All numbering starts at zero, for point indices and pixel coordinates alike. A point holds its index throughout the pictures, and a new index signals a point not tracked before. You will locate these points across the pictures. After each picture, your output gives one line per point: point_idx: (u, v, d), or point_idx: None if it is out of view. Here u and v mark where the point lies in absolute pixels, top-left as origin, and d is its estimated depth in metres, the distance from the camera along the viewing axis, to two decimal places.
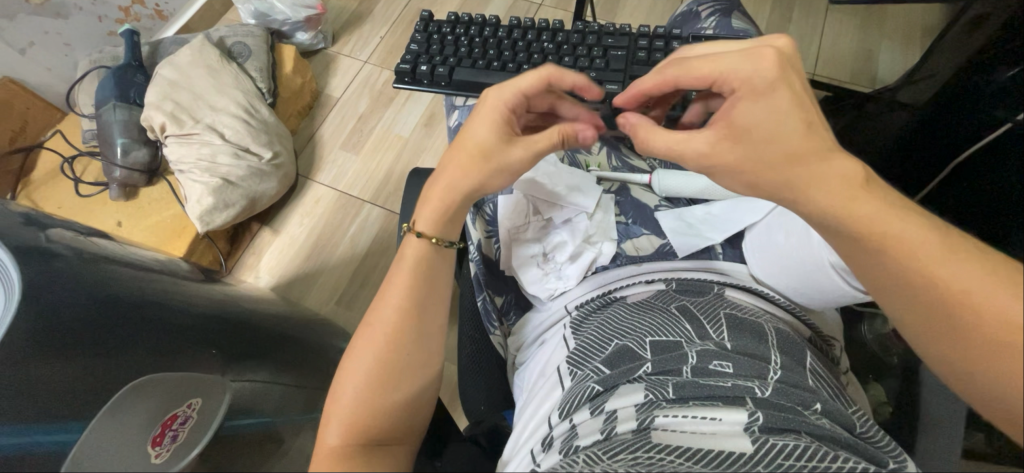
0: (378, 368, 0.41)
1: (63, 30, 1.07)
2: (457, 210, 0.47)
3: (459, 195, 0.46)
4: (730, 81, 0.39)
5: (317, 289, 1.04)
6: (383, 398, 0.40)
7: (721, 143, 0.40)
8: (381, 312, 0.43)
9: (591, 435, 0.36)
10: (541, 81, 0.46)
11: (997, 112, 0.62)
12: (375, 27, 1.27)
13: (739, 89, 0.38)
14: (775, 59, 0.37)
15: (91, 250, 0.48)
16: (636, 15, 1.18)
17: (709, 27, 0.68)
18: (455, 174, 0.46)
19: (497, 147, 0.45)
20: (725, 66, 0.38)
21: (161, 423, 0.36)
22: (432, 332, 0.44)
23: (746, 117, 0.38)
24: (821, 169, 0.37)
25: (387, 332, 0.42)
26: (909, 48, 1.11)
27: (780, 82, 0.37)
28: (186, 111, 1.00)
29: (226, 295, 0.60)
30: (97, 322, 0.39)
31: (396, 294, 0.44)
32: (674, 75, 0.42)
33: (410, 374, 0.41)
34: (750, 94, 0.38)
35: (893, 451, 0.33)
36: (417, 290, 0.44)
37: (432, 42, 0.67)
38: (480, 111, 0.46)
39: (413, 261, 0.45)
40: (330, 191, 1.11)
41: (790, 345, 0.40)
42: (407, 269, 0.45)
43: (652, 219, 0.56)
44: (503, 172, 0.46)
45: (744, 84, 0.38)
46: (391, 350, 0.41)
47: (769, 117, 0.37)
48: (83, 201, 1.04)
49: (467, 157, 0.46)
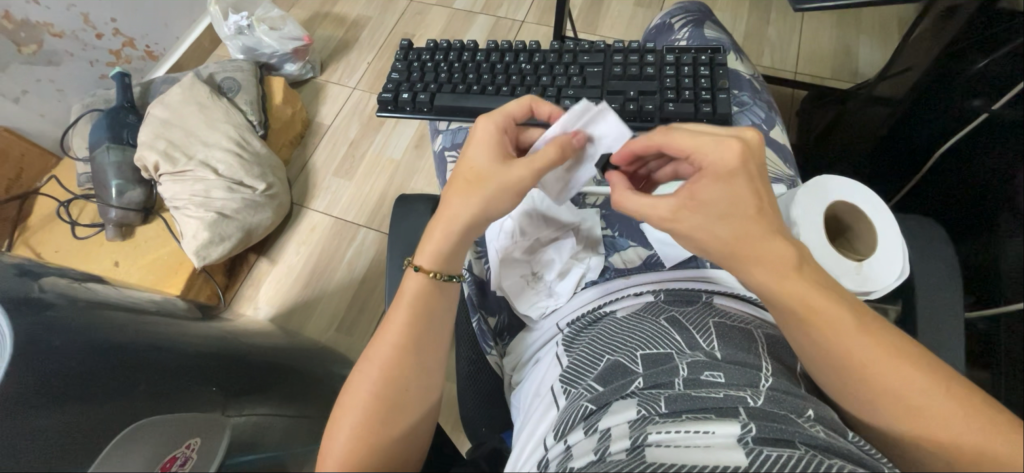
0: (375, 406, 0.40)
1: (55, 77, 1.09)
2: (455, 244, 0.45)
3: (460, 227, 0.44)
4: (700, 158, 0.40)
5: (317, 316, 1.04)
6: (379, 434, 0.39)
7: (681, 211, 0.40)
8: (378, 349, 0.43)
9: (586, 456, 0.36)
10: (524, 109, 0.48)
11: (974, 101, 0.61)
12: (362, 53, 1.29)
13: (705, 167, 0.39)
14: (744, 149, 0.38)
15: (85, 296, 0.48)
16: (616, 27, 1.20)
17: (682, 38, 0.70)
18: (451, 206, 0.44)
19: (489, 172, 0.44)
20: (698, 144, 0.39)
21: (161, 466, 0.34)
22: (433, 364, 0.43)
23: (705, 192, 0.39)
24: (762, 223, 0.38)
25: (384, 370, 0.41)
26: (885, 42, 1.13)
27: (741, 171, 0.38)
28: (179, 148, 1.01)
29: (224, 332, 0.60)
30: (96, 369, 0.40)
31: (392, 336, 0.43)
32: (660, 143, 0.42)
33: (406, 407, 0.41)
34: (713, 174, 0.39)
35: (878, 455, 0.34)
36: (420, 323, 0.43)
37: (413, 70, 0.68)
38: (471, 142, 0.46)
39: (409, 300, 0.44)
40: (325, 217, 1.12)
41: (776, 352, 0.42)
42: (403, 306, 0.44)
43: (639, 231, 0.58)
44: (505, 195, 0.44)
45: (711, 164, 0.39)
46: (391, 388, 0.41)
47: (728, 194, 0.38)
48: (81, 243, 1.05)
49: (463, 186, 0.44)
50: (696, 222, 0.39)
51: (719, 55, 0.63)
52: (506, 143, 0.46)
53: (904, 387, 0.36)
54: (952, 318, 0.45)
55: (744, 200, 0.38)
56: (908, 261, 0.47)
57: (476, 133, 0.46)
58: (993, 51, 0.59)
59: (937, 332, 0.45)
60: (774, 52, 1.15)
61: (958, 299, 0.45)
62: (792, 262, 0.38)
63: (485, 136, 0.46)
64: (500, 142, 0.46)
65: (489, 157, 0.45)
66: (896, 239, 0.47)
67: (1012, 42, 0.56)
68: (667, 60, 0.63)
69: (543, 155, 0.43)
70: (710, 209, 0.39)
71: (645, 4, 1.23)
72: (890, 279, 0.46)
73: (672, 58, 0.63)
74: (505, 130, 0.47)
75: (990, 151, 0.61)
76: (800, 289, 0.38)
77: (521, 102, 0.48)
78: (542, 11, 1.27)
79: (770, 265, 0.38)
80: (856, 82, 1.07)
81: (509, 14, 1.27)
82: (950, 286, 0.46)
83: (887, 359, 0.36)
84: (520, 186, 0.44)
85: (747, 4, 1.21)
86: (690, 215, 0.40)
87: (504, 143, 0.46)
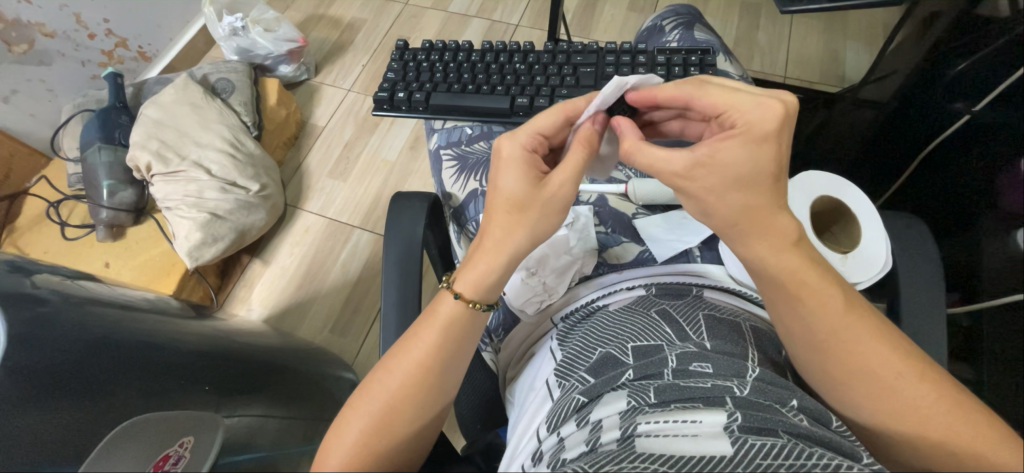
0: (384, 414, 0.40)
1: (46, 76, 1.09)
2: (498, 277, 0.43)
3: (504, 259, 0.43)
4: (735, 117, 0.39)
5: (310, 318, 1.03)
6: (384, 443, 0.39)
7: (696, 168, 0.39)
8: (399, 362, 0.42)
9: (578, 447, 0.36)
10: (554, 121, 0.45)
11: (959, 103, 0.62)
12: (357, 56, 1.29)
13: (738, 128, 0.39)
14: (781, 116, 0.38)
15: (77, 294, 0.48)
16: (610, 30, 1.22)
17: (673, 40, 0.71)
18: (493, 236, 0.43)
19: (527, 195, 0.42)
20: (734, 101, 0.39)
21: (154, 465, 0.33)
22: (450, 381, 0.43)
23: (726, 154, 0.38)
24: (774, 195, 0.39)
25: (399, 381, 0.41)
26: (871, 48, 1.15)
27: (773, 139, 0.38)
28: (172, 148, 1.01)
29: (217, 331, 0.60)
30: (84, 366, 0.39)
31: (416, 351, 0.42)
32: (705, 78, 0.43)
33: (414, 417, 0.41)
34: (747, 138, 0.38)
35: (852, 439, 0.35)
36: (448, 347, 0.42)
37: (408, 69, 0.69)
38: (501, 165, 0.44)
39: (444, 322, 0.43)
40: (319, 218, 1.12)
41: (763, 344, 0.43)
42: (437, 328, 0.42)
43: (630, 227, 0.60)
44: (551, 216, 0.43)
45: (746, 125, 0.38)
46: (406, 399, 0.41)
47: (748, 160, 0.38)
48: (70, 244, 1.04)
49: (503, 215, 0.43)
50: (709, 184, 0.39)
51: (709, 56, 0.64)
52: (537, 163, 0.44)
53: (890, 380, 0.37)
54: (936, 313, 0.46)
55: (761, 170, 0.38)
56: (891, 254, 0.48)
57: (505, 155, 0.44)
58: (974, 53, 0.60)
59: (920, 329, 0.46)
60: (763, 56, 1.17)
61: (941, 296, 0.46)
62: (792, 237, 0.40)
63: (515, 159, 0.44)
64: (530, 163, 0.44)
65: (522, 180, 0.43)
66: (879, 234, 0.49)
67: (994, 41, 0.57)
68: (658, 61, 0.64)
69: (571, 159, 0.43)
70: (723, 174, 0.39)
71: (638, 8, 1.25)
72: (872, 272, 0.48)
73: (662, 58, 0.65)
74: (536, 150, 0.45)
75: (974, 150, 0.61)
76: (792, 263, 0.39)
77: (553, 112, 0.46)
78: (536, 15, 1.28)
79: (772, 240, 0.39)
80: (843, 86, 1.10)
81: (503, 18, 1.28)
82: (934, 281, 0.47)
83: (866, 348, 0.37)
84: (561, 203, 0.43)
85: (737, 8, 1.23)
86: (702, 176, 0.39)
87: (533, 163, 0.44)
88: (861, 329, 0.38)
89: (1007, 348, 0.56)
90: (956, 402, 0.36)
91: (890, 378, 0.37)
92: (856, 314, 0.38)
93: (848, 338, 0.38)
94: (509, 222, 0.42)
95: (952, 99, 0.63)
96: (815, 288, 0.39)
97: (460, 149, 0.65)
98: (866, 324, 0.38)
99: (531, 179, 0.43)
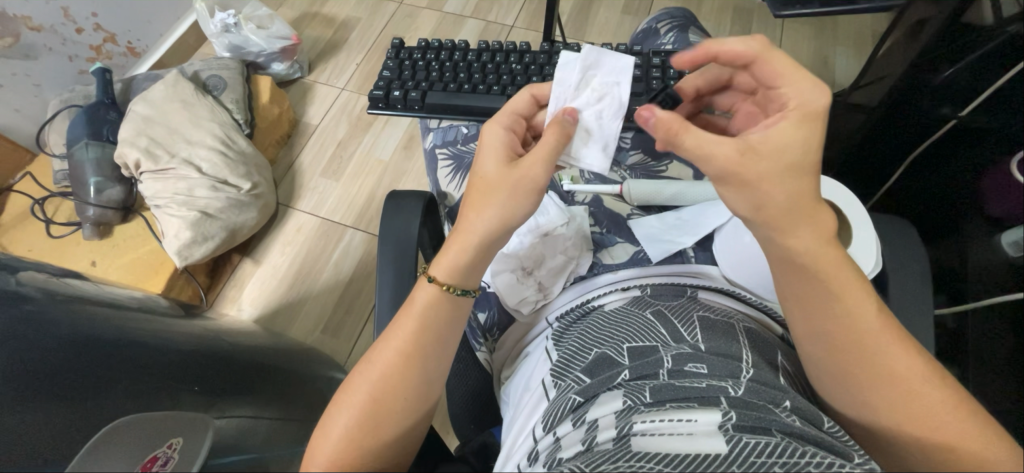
0: (371, 410, 0.40)
1: (32, 71, 1.06)
2: (471, 259, 0.43)
3: (475, 239, 0.43)
4: (786, 93, 0.40)
5: (303, 318, 1.02)
6: (370, 440, 0.39)
7: (747, 154, 0.38)
8: (380, 357, 0.42)
9: (574, 446, 0.36)
10: (527, 100, 0.48)
11: (945, 108, 0.63)
12: (351, 55, 1.29)
13: (791, 106, 0.40)
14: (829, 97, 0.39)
15: (65, 292, 0.47)
16: (604, 33, 1.23)
17: (669, 42, 0.72)
18: (467, 216, 0.43)
19: (501, 176, 0.43)
20: (792, 79, 0.40)
21: (141, 466, 0.32)
22: (435, 377, 0.42)
23: (777, 135, 0.39)
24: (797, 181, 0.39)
25: (383, 376, 0.41)
26: (860, 54, 1.17)
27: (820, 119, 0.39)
28: (162, 145, 0.99)
29: (207, 330, 0.60)
30: (70, 366, 0.38)
31: (396, 344, 0.41)
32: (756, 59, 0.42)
33: (403, 414, 0.41)
34: (797, 116, 0.39)
35: (851, 442, 0.35)
36: (430, 342, 0.42)
37: (404, 68, 0.69)
38: (479, 149, 0.46)
39: (419, 312, 0.42)
40: (311, 218, 1.11)
41: (758, 344, 0.43)
42: (415, 318, 0.42)
43: (626, 228, 0.60)
44: (521, 196, 0.42)
45: (799, 102, 0.39)
46: (390, 395, 0.40)
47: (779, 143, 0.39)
48: (56, 242, 1.02)
49: (479, 197, 0.43)
50: (733, 160, 0.39)
51: None
52: (514, 145, 0.45)
53: (891, 380, 0.37)
54: (926, 314, 0.47)
55: (807, 153, 0.39)
56: (882, 256, 0.49)
57: (480, 138, 0.46)
58: (960, 60, 0.60)
59: (910, 332, 0.46)
60: None
61: (928, 299, 0.47)
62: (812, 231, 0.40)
63: (489, 139, 0.45)
64: (507, 144, 0.45)
65: (498, 161, 0.44)
66: (870, 235, 0.49)
67: (982, 47, 0.57)
68: (653, 63, 0.65)
69: (543, 141, 0.43)
70: (757, 143, 0.39)
71: (632, 11, 1.26)
72: (868, 268, 0.48)
73: (658, 60, 0.65)
74: (512, 129, 0.47)
75: (963, 153, 0.62)
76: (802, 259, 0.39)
77: (524, 94, 0.48)
78: (532, 17, 1.28)
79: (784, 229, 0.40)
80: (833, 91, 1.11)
81: (499, 19, 1.28)
82: (922, 283, 0.48)
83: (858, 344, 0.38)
84: (535, 182, 0.42)
85: (730, 14, 1.25)
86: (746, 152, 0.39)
87: (510, 145, 0.45)
88: (875, 329, 0.38)
89: (993, 349, 0.57)
90: (953, 402, 0.37)
91: (888, 375, 0.37)
92: (872, 317, 0.39)
93: (858, 336, 0.39)
94: (482, 200, 0.43)
95: (941, 104, 0.63)
96: (828, 286, 0.39)
97: (456, 148, 0.65)
98: (878, 324, 0.39)
99: (502, 161, 0.43)
